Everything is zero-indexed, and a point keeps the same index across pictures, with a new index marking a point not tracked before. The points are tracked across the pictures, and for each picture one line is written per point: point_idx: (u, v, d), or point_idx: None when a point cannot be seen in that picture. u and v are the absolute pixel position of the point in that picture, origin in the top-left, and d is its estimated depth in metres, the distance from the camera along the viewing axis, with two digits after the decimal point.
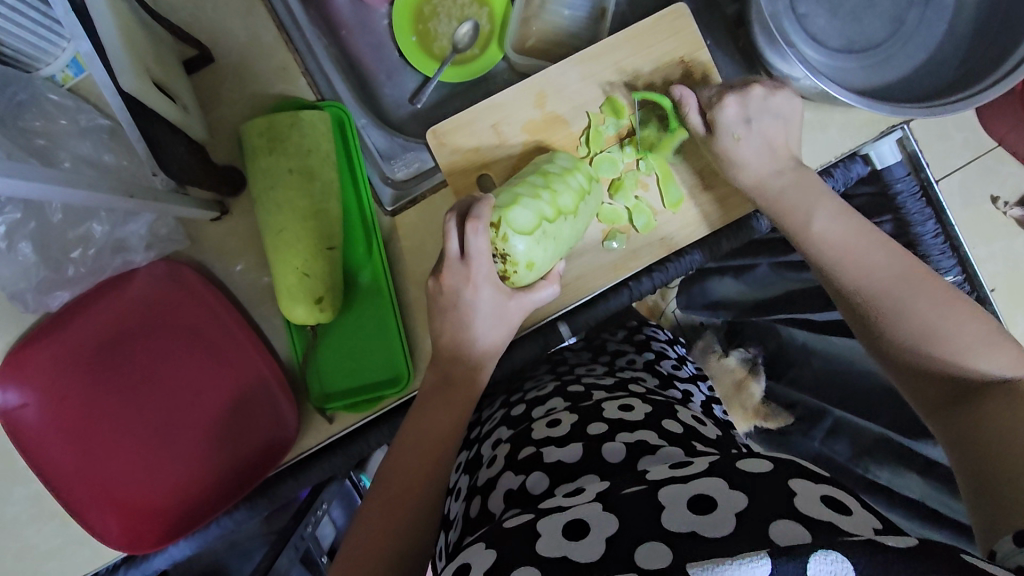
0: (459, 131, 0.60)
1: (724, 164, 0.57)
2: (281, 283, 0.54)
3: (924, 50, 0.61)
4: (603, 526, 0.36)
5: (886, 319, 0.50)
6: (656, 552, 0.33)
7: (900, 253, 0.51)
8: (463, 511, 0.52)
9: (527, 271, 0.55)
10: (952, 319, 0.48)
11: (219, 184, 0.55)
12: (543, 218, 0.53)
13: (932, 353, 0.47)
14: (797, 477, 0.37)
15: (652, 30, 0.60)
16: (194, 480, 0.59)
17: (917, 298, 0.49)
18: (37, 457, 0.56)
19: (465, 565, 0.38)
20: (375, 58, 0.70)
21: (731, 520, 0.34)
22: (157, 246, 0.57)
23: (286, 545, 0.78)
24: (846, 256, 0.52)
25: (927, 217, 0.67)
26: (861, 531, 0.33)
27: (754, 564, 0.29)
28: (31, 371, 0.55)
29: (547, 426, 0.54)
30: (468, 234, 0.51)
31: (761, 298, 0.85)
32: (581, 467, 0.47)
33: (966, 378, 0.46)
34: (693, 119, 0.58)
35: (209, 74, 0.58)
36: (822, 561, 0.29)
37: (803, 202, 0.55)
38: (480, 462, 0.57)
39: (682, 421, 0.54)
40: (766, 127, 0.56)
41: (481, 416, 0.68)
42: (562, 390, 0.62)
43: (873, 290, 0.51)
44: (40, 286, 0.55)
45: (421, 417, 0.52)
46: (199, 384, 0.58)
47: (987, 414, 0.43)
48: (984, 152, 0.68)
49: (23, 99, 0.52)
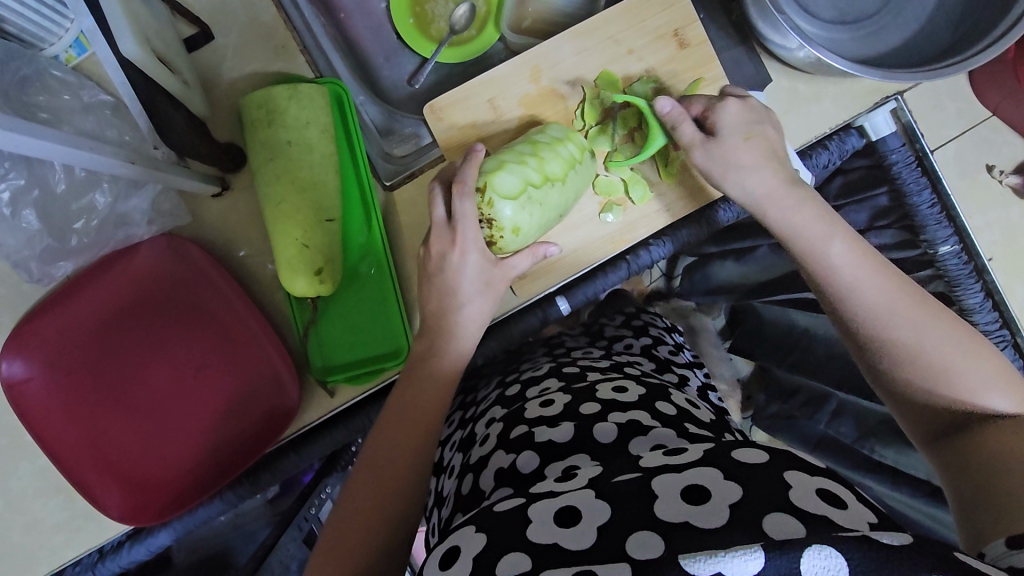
0: (456, 106, 0.60)
1: (729, 135, 0.54)
2: (282, 255, 0.54)
3: (916, 20, 0.61)
4: (596, 516, 0.36)
5: (893, 352, 0.48)
6: (646, 543, 0.33)
7: (915, 289, 0.49)
8: (456, 489, 0.53)
9: (513, 236, 0.55)
10: (965, 355, 0.46)
11: (220, 160, 0.56)
12: (528, 183, 0.54)
13: (938, 389, 0.46)
14: (792, 469, 0.36)
15: (645, 4, 0.61)
16: (198, 452, 0.60)
17: (929, 333, 0.47)
18: (42, 428, 0.56)
19: (454, 549, 0.38)
20: (372, 40, 0.71)
21: (724, 513, 0.33)
22: (158, 221, 0.58)
23: (289, 525, 0.81)
24: (854, 288, 0.49)
25: (923, 187, 0.67)
26: (857, 526, 0.32)
27: (747, 558, 0.29)
28: (37, 343, 0.56)
29: (540, 406, 0.54)
30: (455, 199, 0.52)
31: (762, 279, 0.82)
32: (571, 448, 0.47)
33: (972, 412, 0.45)
34: (685, 131, 0.55)
35: (208, 52, 0.59)
36: (816, 555, 0.28)
37: (824, 229, 0.52)
38: (474, 441, 0.57)
39: (675, 404, 0.54)
40: (759, 107, 0.56)
41: (478, 395, 0.68)
42: (558, 371, 0.62)
43: (889, 320, 0.48)
44: (43, 256, 0.56)
45: (409, 391, 0.52)
46: (201, 357, 0.59)
47: (985, 446, 0.43)
48: (979, 122, 0.68)
49: (27, 75, 0.53)
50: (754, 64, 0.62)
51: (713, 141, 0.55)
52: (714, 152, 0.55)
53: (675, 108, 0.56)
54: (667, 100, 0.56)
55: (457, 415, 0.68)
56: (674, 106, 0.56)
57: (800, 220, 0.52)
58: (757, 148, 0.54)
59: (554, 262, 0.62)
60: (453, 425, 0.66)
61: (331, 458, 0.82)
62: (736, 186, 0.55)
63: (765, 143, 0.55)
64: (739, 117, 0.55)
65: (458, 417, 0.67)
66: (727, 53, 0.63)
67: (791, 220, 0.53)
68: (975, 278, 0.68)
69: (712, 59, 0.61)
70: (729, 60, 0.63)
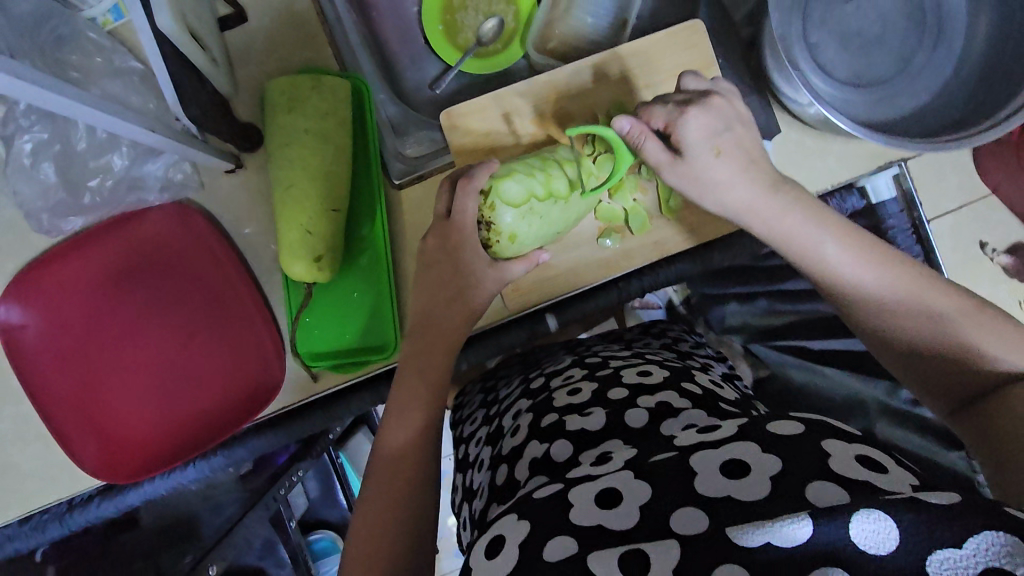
0: (473, 115, 0.62)
1: (707, 146, 0.51)
2: (284, 238, 0.56)
3: (927, 92, 0.63)
4: (636, 495, 0.37)
5: (899, 331, 0.47)
6: (692, 519, 0.34)
7: (914, 266, 0.48)
8: (490, 480, 0.53)
9: (509, 243, 0.56)
10: (971, 318, 0.45)
11: (237, 136, 0.57)
12: (533, 195, 0.54)
13: (950, 355, 0.45)
14: (829, 438, 0.37)
15: (667, 42, 0.62)
16: (178, 417, 0.61)
17: (929, 300, 0.46)
18: (30, 375, 0.58)
19: (499, 536, 0.39)
20: (400, 41, 0.73)
21: (766, 484, 0.35)
22: (171, 189, 0.59)
23: (258, 502, 0.81)
24: (850, 273, 0.48)
25: (916, 253, 0.69)
26: (898, 489, 0.33)
27: (795, 526, 0.31)
28: (37, 292, 0.58)
29: (568, 395, 0.55)
30: (460, 193, 0.54)
31: (764, 326, 0.79)
32: (602, 436, 0.49)
33: (991, 376, 0.43)
34: (648, 147, 0.52)
35: (241, 33, 0.61)
36: (864, 520, 0.30)
37: (811, 232, 0.50)
38: (502, 433, 0.57)
39: (701, 384, 0.56)
40: (737, 125, 0.52)
41: (499, 394, 0.66)
42: (581, 361, 0.63)
43: (895, 302, 0.47)
44: (55, 209, 0.57)
45: (402, 385, 0.53)
46: (192, 324, 0.61)
47: (1006, 408, 0.41)
48: (977, 198, 0.70)
49: (64, 34, 0.54)
50: (766, 114, 0.63)
51: (679, 161, 0.52)
52: (683, 172, 0.52)
53: (635, 126, 0.52)
54: (625, 120, 0.51)
55: (479, 407, 0.68)
56: (631, 123, 0.51)
57: (789, 226, 0.50)
58: (732, 161, 0.51)
59: (549, 279, 0.64)
60: (474, 420, 0.66)
61: (307, 444, 0.85)
62: (713, 203, 0.53)
63: (740, 152, 0.52)
64: (704, 127, 0.51)
65: (481, 413, 0.66)
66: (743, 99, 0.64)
67: (781, 225, 0.51)
68: None
69: None
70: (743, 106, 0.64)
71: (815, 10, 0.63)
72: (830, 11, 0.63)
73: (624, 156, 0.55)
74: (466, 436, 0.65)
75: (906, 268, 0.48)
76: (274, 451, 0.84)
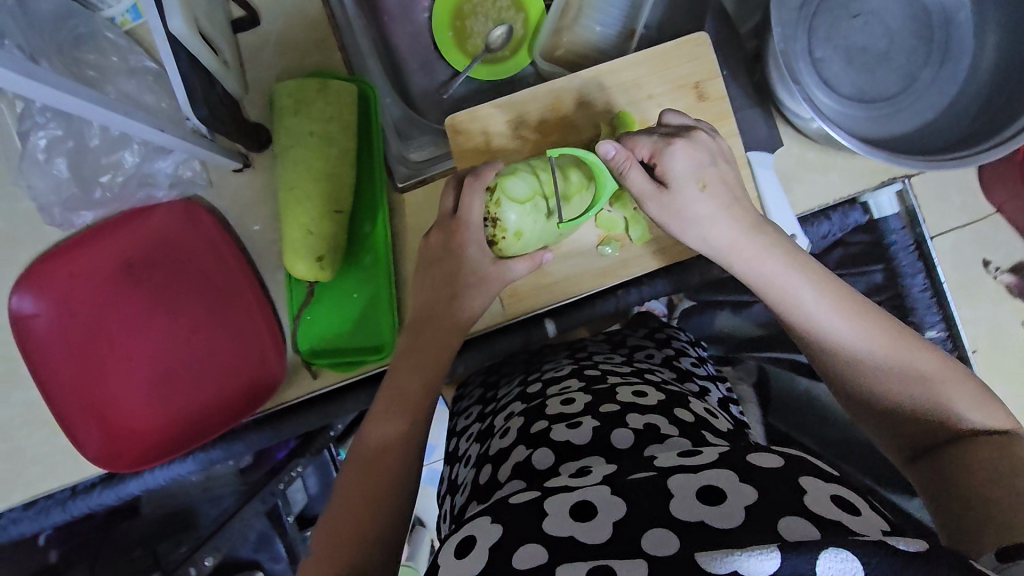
0: (476, 121, 0.63)
1: (689, 178, 0.53)
2: (287, 237, 0.57)
3: (931, 109, 0.63)
4: (611, 509, 0.37)
5: (868, 382, 0.48)
6: (662, 540, 0.34)
7: (889, 317, 0.50)
8: (472, 478, 0.54)
9: (514, 240, 0.56)
10: (936, 372, 0.46)
11: (246, 136, 0.59)
12: (538, 193, 0.55)
13: (913, 407, 0.46)
14: (807, 476, 0.38)
15: (671, 53, 0.63)
16: (179, 410, 0.62)
17: (897, 352, 0.47)
18: (39, 362, 0.59)
19: (468, 539, 0.39)
20: (410, 46, 0.75)
21: (740, 513, 0.35)
22: (180, 187, 0.61)
23: (256, 496, 0.82)
24: (821, 319, 0.49)
25: (918, 270, 0.70)
26: (868, 531, 0.34)
27: (762, 559, 0.30)
28: (49, 282, 0.59)
29: (561, 404, 0.54)
30: (467, 191, 0.54)
31: (753, 335, 0.85)
32: (589, 449, 0.48)
33: (950, 430, 0.45)
34: (631, 176, 0.53)
35: (254, 35, 0.62)
36: (833, 558, 0.30)
37: (794, 276, 0.51)
38: (491, 433, 0.57)
39: (694, 411, 0.55)
40: (723, 163, 0.54)
41: (497, 392, 0.64)
42: (580, 371, 0.60)
43: (868, 355, 0.48)
44: (67, 203, 0.59)
45: (388, 386, 0.53)
46: (197, 319, 0.62)
47: (963, 461, 0.43)
48: (982, 218, 0.69)
49: (83, 33, 0.56)
50: (767, 128, 0.64)
51: (666, 193, 0.53)
52: (666, 204, 0.54)
53: (620, 152, 0.52)
54: (611, 142, 0.51)
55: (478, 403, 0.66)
56: (606, 146, 0.51)
57: (768, 271, 0.52)
58: (717, 196, 0.53)
59: (546, 285, 0.64)
60: (468, 415, 0.65)
61: (306, 439, 0.87)
62: (696, 238, 0.54)
63: (724, 185, 0.54)
64: (688, 159, 0.53)
65: (476, 409, 0.64)
66: (744, 112, 0.65)
67: (760, 266, 0.52)
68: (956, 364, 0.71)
69: (728, 116, 0.63)
70: (744, 119, 0.64)
71: (820, 26, 0.63)
72: (837, 27, 0.63)
73: (605, 178, 0.55)
74: (459, 431, 0.64)
75: (879, 317, 0.49)
76: (275, 446, 0.86)
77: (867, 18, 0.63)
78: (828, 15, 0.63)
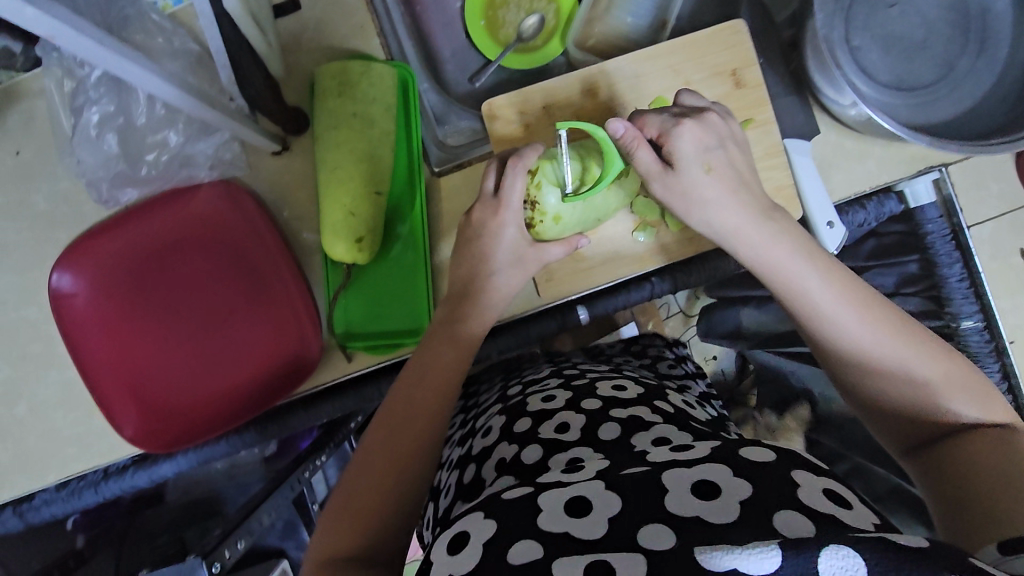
0: (513, 107, 0.63)
1: (699, 161, 0.53)
2: (328, 218, 0.57)
3: (970, 97, 0.63)
4: (606, 505, 0.37)
5: (872, 374, 0.47)
6: (659, 534, 0.34)
7: (890, 306, 0.49)
8: (456, 479, 0.54)
9: (552, 224, 0.57)
10: (936, 365, 0.46)
11: (285, 121, 0.59)
12: (577, 177, 0.55)
13: (913, 401, 0.46)
14: (800, 469, 0.38)
15: (709, 40, 0.63)
16: (215, 390, 0.62)
17: (900, 344, 0.46)
18: (76, 341, 0.60)
19: (461, 534, 0.38)
20: (443, 36, 0.75)
21: (734, 509, 0.35)
22: (220, 168, 0.61)
23: (282, 483, 0.80)
24: (826, 310, 0.48)
25: (954, 261, 0.68)
26: (864, 525, 0.34)
27: (764, 557, 0.29)
28: (88, 261, 0.60)
29: (542, 400, 0.55)
30: (509, 171, 0.54)
31: (781, 331, 0.82)
32: (576, 442, 0.48)
33: (947, 423, 0.45)
34: (641, 153, 0.53)
35: (295, 20, 0.63)
36: (833, 556, 0.29)
37: (798, 264, 0.50)
38: (473, 433, 0.58)
39: (672, 403, 0.56)
40: (731, 145, 0.55)
41: (479, 400, 0.67)
42: (559, 372, 0.63)
43: (874, 347, 0.47)
44: (114, 180, 0.60)
45: (421, 360, 0.53)
46: (234, 300, 0.62)
47: (961, 455, 0.43)
48: (1018, 207, 0.69)
49: (130, 14, 0.57)
50: (806, 114, 0.64)
51: (671, 173, 0.53)
52: (671, 185, 0.54)
53: (629, 130, 0.52)
54: (621, 120, 0.52)
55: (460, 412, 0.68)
56: (616, 123, 0.52)
57: (776, 257, 0.51)
58: (722, 179, 0.53)
59: (581, 270, 0.64)
60: (453, 425, 0.66)
61: (330, 430, 0.86)
62: (701, 222, 0.54)
63: (729, 174, 0.54)
64: (696, 142, 0.53)
65: (458, 418, 0.67)
66: (783, 99, 0.65)
67: (767, 254, 0.51)
68: (994, 358, 0.70)
69: (765, 103, 0.63)
70: (784, 106, 0.65)
71: (858, 14, 0.63)
72: (874, 15, 0.63)
73: (613, 156, 0.52)
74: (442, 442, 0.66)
75: (883, 308, 0.48)
76: (298, 434, 0.87)
77: (905, 6, 0.63)
78: (866, 4, 0.63)
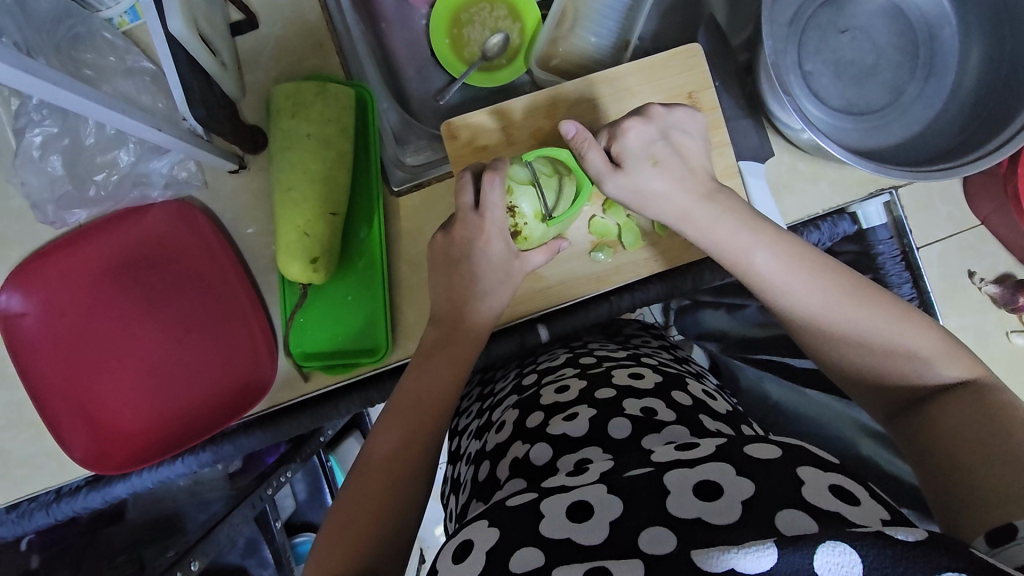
0: (472, 126, 0.63)
1: (643, 155, 0.55)
2: (282, 238, 0.57)
3: (918, 122, 0.64)
4: (607, 509, 0.38)
5: (836, 342, 0.49)
6: (658, 539, 0.35)
7: (844, 269, 0.51)
8: (473, 475, 0.55)
9: (536, 222, 0.57)
10: (904, 333, 0.47)
11: (241, 139, 0.58)
12: (540, 174, 0.56)
13: (882, 365, 0.48)
14: (806, 466, 0.38)
15: (666, 64, 0.64)
16: (169, 410, 0.62)
17: (862, 313, 0.48)
18: (26, 362, 0.60)
19: (466, 543, 0.40)
20: (407, 52, 0.76)
21: (737, 509, 0.35)
22: (175, 187, 0.61)
23: (243, 503, 0.79)
24: (779, 286, 0.51)
25: (904, 280, 0.71)
26: (869, 522, 0.34)
27: (759, 555, 0.30)
28: (39, 281, 0.60)
29: (555, 392, 0.56)
30: (487, 185, 0.53)
31: (752, 336, 0.79)
32: (583, 441, 0.49)
33: (921, 387, 0.46)
34: (592, 155, 0.55)
35: (253, 38, 0.62)
36: (829, 552, 0.30)
37: (735, 234, 0.53)
38: (489, 427, 0.59)
39: (693, 394, 0.56)
40: (673, 133, 0.57)
41: (493, 388, 0.67)
42: (574, 361, 0.63)
43: (825, 311, 0.49)
44: (61, 201, 0.59)
45: (418, 377, 0.54)
46: (188, 320, 0.62)
47: (943, 422, 0.44)
48: (967, 229, 0.73)
49: (80, 33, 0.57)
50: (759, 137, 0.65)
51: (619, 172, 0.56)
52: (623, 183, 0.56)
53: (580, 131, 0.55)
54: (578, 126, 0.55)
55: (476, 400, 0.68)
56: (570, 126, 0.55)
57: (719, 235, 0.54)
58: (667, 170, 0.56)
59: (539, 291, 0.65)
60: (469, 414, 0.67)
61: (298, 443, 0.87)
62: (653, 213, 0.57)
63: (672, 165, 0.56)
64: (639, 137, 0.56)
65: (474, 407, 0.67)
66: (736, 122, 0.66)
67: (710, 236, 0.54)
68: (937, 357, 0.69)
69: (721, 125, 0.64)
70: (737, 130, 0.65)
71: (809, 40, 0.65)
72: (824, 41, 0.65)
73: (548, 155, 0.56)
74: (460, 430, 0.66)
75: (835, 272, 0.50)
76: (265, 450, 0.86)
77: (855, 33, 0.65)
78: (817, 30, 0.65)
